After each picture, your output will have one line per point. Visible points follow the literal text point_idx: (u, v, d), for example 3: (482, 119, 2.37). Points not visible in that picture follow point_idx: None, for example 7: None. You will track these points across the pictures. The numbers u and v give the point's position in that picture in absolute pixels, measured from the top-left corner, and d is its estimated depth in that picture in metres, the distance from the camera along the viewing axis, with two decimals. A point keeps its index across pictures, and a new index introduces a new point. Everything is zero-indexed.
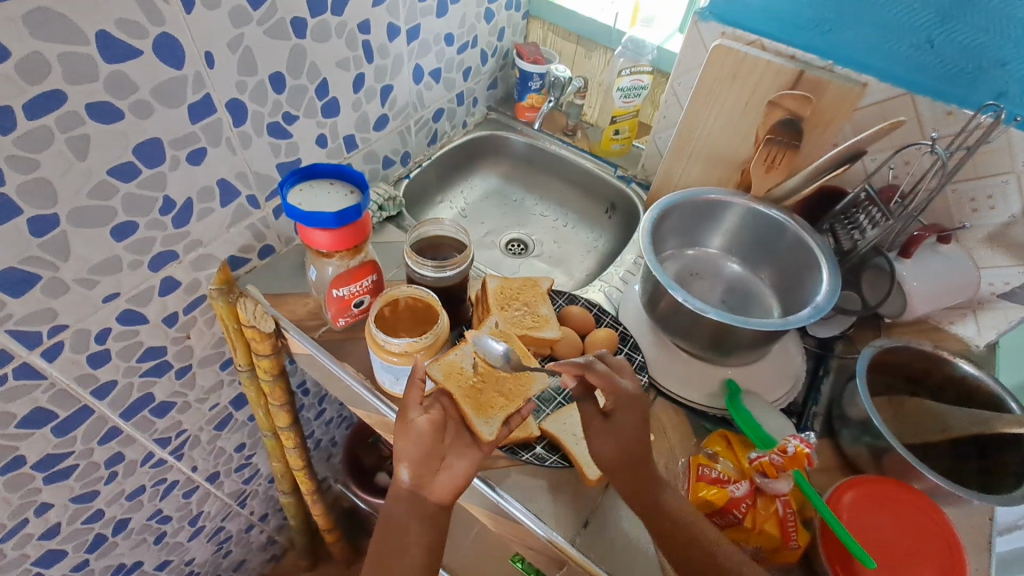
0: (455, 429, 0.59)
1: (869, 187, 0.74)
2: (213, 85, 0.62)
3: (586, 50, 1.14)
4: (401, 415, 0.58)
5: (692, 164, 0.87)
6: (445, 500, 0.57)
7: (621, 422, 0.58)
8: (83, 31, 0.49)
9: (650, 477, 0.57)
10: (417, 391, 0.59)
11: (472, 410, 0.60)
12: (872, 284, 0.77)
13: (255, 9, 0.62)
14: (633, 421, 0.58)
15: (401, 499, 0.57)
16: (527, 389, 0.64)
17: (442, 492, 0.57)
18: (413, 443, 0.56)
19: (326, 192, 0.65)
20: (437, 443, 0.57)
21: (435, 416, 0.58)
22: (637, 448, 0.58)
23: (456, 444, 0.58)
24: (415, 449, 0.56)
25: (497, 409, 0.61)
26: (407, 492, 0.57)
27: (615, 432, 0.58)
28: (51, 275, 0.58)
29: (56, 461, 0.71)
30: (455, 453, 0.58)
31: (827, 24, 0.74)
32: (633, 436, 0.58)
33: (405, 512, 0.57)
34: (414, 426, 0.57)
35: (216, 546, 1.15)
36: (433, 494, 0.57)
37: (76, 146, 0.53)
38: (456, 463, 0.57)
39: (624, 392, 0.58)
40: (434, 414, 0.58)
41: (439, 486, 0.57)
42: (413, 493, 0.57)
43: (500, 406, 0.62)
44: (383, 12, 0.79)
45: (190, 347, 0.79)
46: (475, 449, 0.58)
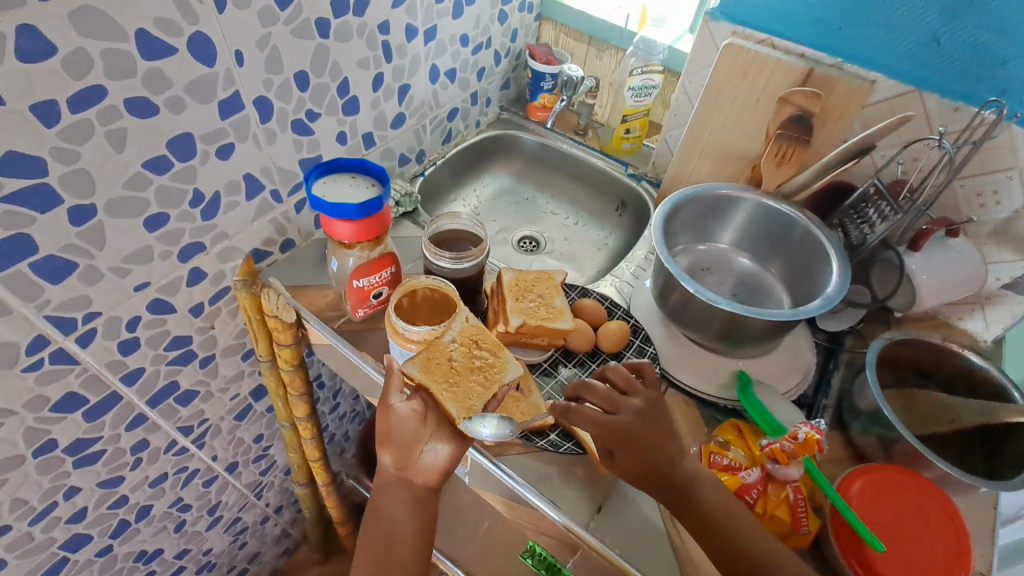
0: (436, 415, 0.61)
1: (878, 181, 0.75)
2: (241, 83, 0.65)
3: (598, 51, 1.16)
4: (382, 403, 0.61)
5: (703, 161, 0.89)
6: (431, 481, 0.60)
7: (621, 463, 0.57)
8: (124, 29, 0.52)
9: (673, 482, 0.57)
10: (398, 378, 0.62)
11: (450, 403, 0.60)
12: (881, 278, 0.77)
13: (282, 9, 0.65)
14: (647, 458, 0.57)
15: (391, 483, 0.61)
16: (502, 375, 0.64)
17: (426, 474, 0.60)
18: (397, 428, 0.59)
19: (348, 185, 0.67)
20: (421, 428, 0.60)
21: (417, 405, 0.61)
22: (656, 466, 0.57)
23: (437, 431, 0.61)
24: (403, 434, 0.60)
25: (473, 398, 0.61)
26: (393, 475, 0.61)
27: (625, 462, 0.57)
28: (87, 263, 0.60)
29: (86, 446, 0.73)
30: (437, 437, 0.60)
31: (835, 22, 0.76)
32: (642, 460, 0.57)
33: (392, 492, 0.61)
34: (396, 413, 0.60)
35: (232, 537, 1.18)
36: (417, 475, 0.60)
37: (114, 139, 0.56)
38: (438, 447, 0.60)
39: (614, 427, 0.57)
40: (416, 403, 0.61)
41: (422, 469, 0.60)
42: (399, 476, 0.60)
43: (477, 395, 0.61)
44: (401, 13, 0.81)
45: (214, 337, 0.81)
46: (456, 437, 0.61)
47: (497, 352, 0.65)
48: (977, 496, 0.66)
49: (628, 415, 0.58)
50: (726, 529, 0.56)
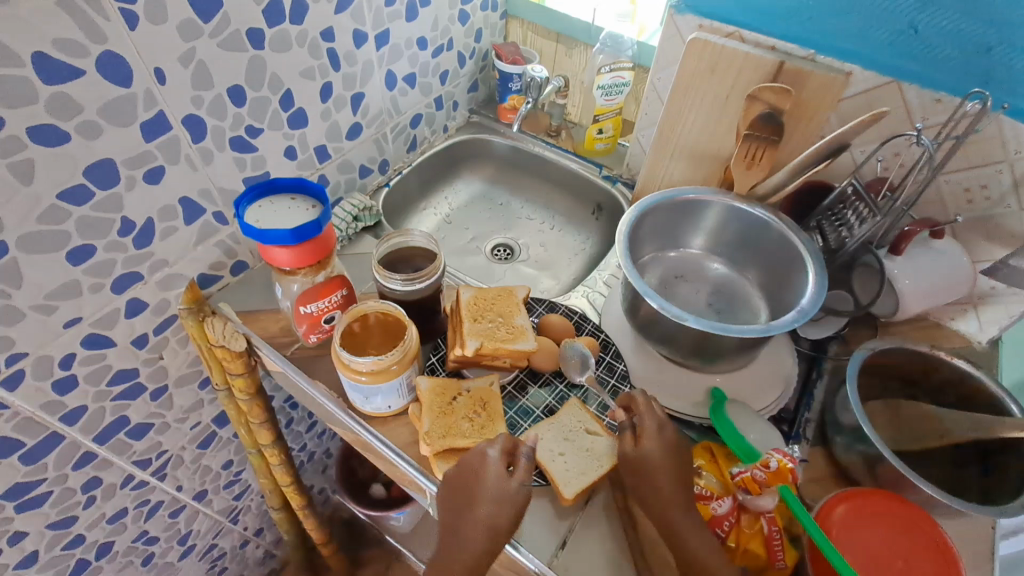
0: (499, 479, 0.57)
1: (855, 181, 0.69)
2: (166, 102, 0.60)
3: (567, 49, 1.10)
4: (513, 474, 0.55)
5: (675, 163, 0.84)
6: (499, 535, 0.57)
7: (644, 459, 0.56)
8: (17, 52, 0.48)
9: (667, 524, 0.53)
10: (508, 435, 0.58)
11: (429, 419, 0.63)
12: (863, 283, 0.73)
13: (206, 21, 0.60)
14: (647, 495, 0.54)
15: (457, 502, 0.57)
16: (484, 440, 0.62)
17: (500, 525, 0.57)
18: (472, 463, 0.57)
19: (286, 208, 0.63)
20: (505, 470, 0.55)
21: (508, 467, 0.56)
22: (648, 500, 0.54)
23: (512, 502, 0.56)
24: (476, 494, 0.55)
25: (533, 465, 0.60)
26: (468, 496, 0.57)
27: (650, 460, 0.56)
28: (4, 303, 0.56)
29: (28, 489, 0.70)
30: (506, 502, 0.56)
31: (806, 12, 0.71)
32: (655, 479, 0.54)
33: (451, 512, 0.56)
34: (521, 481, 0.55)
35: (209, 564, 1.14)
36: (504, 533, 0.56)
37: (19, 171, 0.52)
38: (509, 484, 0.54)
39: (649, 429, 0.57)
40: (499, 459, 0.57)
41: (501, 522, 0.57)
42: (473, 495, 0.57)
43: (454, 433, 0.62)
44: (347, 18, 0.77)
45: (164, 368, 0.77)
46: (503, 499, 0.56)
47: (494, 420, 0.64)
48: (969, 517, 0.62)
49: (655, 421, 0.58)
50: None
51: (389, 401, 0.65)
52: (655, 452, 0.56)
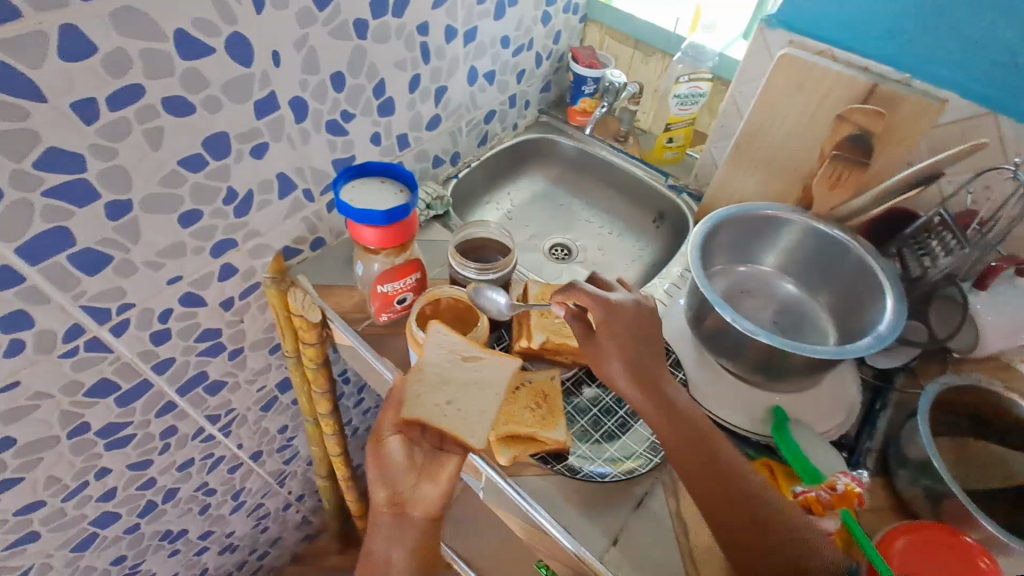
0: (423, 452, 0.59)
1: (944, 211, 0.70)
2: (278, 83, 0.65)
3: (643, 55, 1.10)
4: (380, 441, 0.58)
5: (750, 176, 0.84)
6: (431, 512, 0.58)
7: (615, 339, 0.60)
8: (163, 29, 0.52)
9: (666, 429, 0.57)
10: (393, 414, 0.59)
11: (494, 405, 0.66)
12: (942, 317, 0.71)
13: (321, 10, 0.64)
14: (624, 369, 0.59)
15: (383, 524, 0.57)
16: (545, 431, 0.64)
17: (426, 505, 0.57)
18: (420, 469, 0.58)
19: (375, 190, 0.66)
20: (410, 461, 0.58)
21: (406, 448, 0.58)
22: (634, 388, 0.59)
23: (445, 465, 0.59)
24: (429, 493, 0.57)
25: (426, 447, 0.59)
26: (387, 514, 0.57)
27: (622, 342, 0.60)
28: (122, 256, 0.61)
29: (117, 430, 0.76)
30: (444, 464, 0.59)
31: (904, 35, 0.69)
32: (633, 364, 0.59)
33: (390, 543, 0.56)
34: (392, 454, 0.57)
35: (255, 521, 1.21)
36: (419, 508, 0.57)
37: (151, 137, 0.56)
38: (433, 479, 0.58)
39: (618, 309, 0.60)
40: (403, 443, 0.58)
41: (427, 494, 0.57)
42: (393, 512, 0.57)
43: (517, 421, 0.64)
44: (441, 14, 0.80)
45: (243, 331, 0.83)
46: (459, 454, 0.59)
47: (553, 413, 0.66)
48: None
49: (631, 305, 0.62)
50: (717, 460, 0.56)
51: None
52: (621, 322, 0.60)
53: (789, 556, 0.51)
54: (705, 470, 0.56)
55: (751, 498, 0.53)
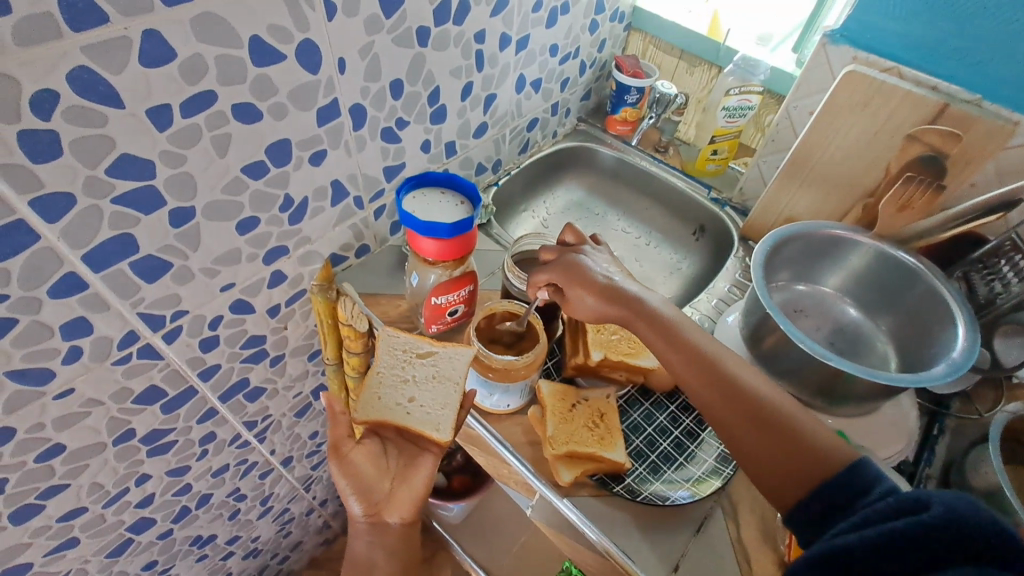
0: (393, 451, 0.73)
1: (1016, 234, 0.67)
2: (341, 90, 0.63)
3: (688, 66, 1.09)
4: (337, 451, 0.71)
5: (804, 194, 0.83)
6: (403, 515, 0.71)
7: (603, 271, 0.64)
8: (239, 35, 0.51)
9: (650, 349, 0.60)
10: (344, 427, 0.72)
11: (554, 423, 0.65)
12: (1009, 343, 0.68)
13: (388, 17, 0.63)
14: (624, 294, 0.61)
15: (362, 528, 0.71)
16: (606, 450, 0.63)
17: (399, 507, 0.71)
18: (362, 480, 0.70)
19: (436, 203, 0.65)
20: (380, 468, 0.71)
21: (369, 450, 0.72)
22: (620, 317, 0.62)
23: (415, 463, 0.71)
24: (401, 497, 0.71)
25: (391, 445, 0.73)
26: (365, 521, 0.71)
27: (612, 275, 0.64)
28: (181, 263, 0.60)
29: (160, 436, 0.75)
30: (413, 466, 0.71)
31: (979, 56, 0.68)
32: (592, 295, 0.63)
33: (374, 542, 0.72)
34: (351, 461, 0.70)
35: (279, 526, 1.19)
36: (390, 510, 0.71)
37: (219, 144, 0.55)
38: (405, 483, 0.70)
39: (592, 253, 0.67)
40: (368, 447, 0.72)
41: (394, 503, 0.71)
42: (371, 520, 0.71)
43: (579, 441, 0.63)
44: (498, 22, 0.79)
45: (286, 337, 0.81)
46: (425, 454, 0.71)
47: (612, 432, 0.65)
48: None
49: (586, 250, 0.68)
50: (732, 381, 0.55)
51: (509, 400, 0.67)
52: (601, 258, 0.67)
53: (791, 459, 0.50)
54: (723, 393, 0.55)
55: (746, 407, 0.53)
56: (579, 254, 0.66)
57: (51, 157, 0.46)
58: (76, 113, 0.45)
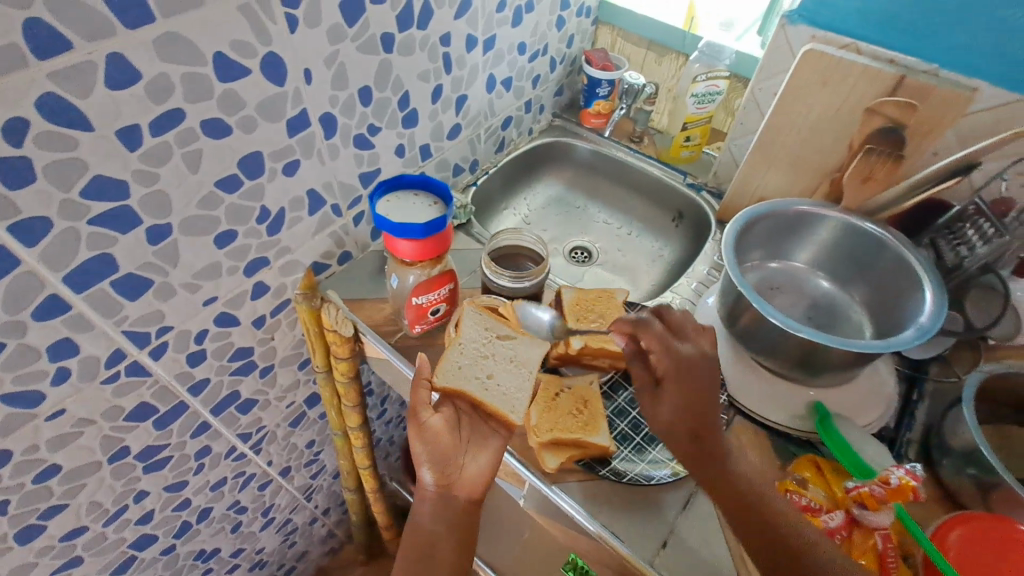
0: (468, 423, 0.62)
1: (978, 200, 0.69)
2: (310, 100, 0.65)
3: (657, 56, 1.11)
4: (413, 417, 0.60)
5: (774, 173, 0.84)
6: (473, 494, 0.60)
7: (671, 392, 0.59)
8: (203, 53, 0.52)
9: (707, 452, 0.57)
10: (427, 391, 0.61)
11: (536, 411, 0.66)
12: (979, 305, 0.71)
13: (351, 26, 0.64)
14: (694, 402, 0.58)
15: (430, 499, 0.59)
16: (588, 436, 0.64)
17: (469, 485, 0.60)
18: (438, 447, 0.59)
19: (411, 203, 0.66)
20: (456, 440, 0.60)
21: (446, 417, 0.61)
22: (697, 413, 0.58)
23: (485, 440, 0.62)
24: (472, 472, 0.60)
25: (464, 418, 0.62)
26: (434, 491, 0.59)
27: (670, 399, 0.59)
28: (161, 280, 0.61)
29: (155, 452, 0.76)
30: (480, 443, 0.61)
31: (935, 26, 0.69)
32: (686, 408, 0.58)
33: (437, 516, 0.58)
34: (428, 428, 0.59)
35: (283, 537, 1.20)
36: (460, 488, 0.59)
37: (190, 160, 0.57)
38: (477, 456, 0.61)
39: (681, 355, 0.60)
40: (444, 415, 0.61)
41: (467, 477, 0.60)
42: (440, 492, 0.59)
43: (560, 427, 0.65)
44: (463, 24, 0.80)
45: (274, 348, 0.82)
46: (496, 437, 0.62)
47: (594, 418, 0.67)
48: None
49: (689, 345, 0.61)
50: (771, 518, 0.53)
51: None
52: (706, 374, 0.59)
53: None
54: (752, 527, 0.53)
55: (785, 551, 0.52)
56: (666, 353, 0.60)
57: (25, 183, 0.47)
58: (47, 138, 0.47)
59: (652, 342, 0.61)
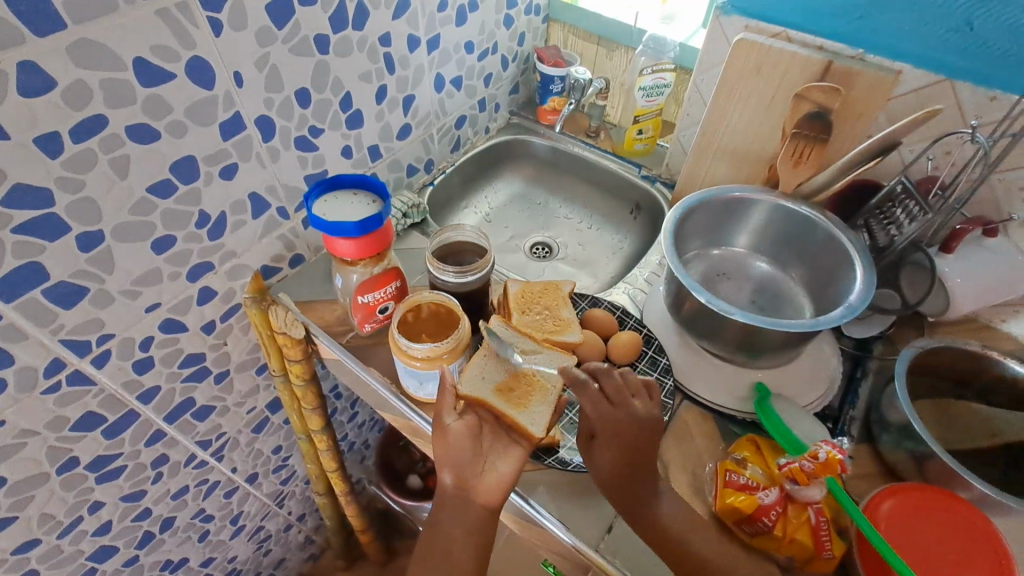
0: (491, 431, 0.61)
1: (905, 180, 0.71)
2: (243, 103, 0.65)
3: (607, 51, 1.12)
4: (437, 422, 0.60)
5: (718, 162, 0.85)
6: (492, 501, 0.58)
7: (608, 447, 0.58)
8: (122, 58, 0.53)
9: (637, 498, 0.57)
10: (451, 398, 0.61)
11: None
12: (912, 281, 0.73)
13: (280, 28, 0.65)
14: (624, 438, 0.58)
15: (449, 502, 0.58)
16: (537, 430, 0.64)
17: (489, 492, 0.58)
18: (456, 453, 0.58)
19: (349, 202, 0.67)
20: (479, 448, 0.59)
21: (470, 422, 0.60)
22: (628, 470, 0.57)
23: (503, 446, 0.60)
24: (489, 480, 0.58)
25: (487, 426, 0.61)
26: (453, 494, 0.58)
27: (603, 455, 0.58)
28: (97, 287, 0.61)
29: (107, 462, 0.75)
30: (500, 450, 0.60)
31: (858, 11, 0.71)
32: (618, 462, 0.57)
33: (455, 519, 0.58)
34: (451, 432, 0.59)
35: (256, 545, 1.20)
36: (479, 494, 0.58)
37: (118, 166, 0.57)
38: (498, 464, 0.59)
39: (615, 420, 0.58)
40: (469, 420, 0.60)
41: (486, 484, 0.58)
42: (459, 495, 0.58)
43: None
44: (402, 24, 0.81)
45: (227, 353, 0.82)
46: (516, 447, 0.60)
47: None
48: None
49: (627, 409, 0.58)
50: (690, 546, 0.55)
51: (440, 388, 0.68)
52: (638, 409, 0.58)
53: None
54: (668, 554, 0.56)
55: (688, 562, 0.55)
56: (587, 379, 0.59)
57: None
58: None
59: (591, 402, 0.59)
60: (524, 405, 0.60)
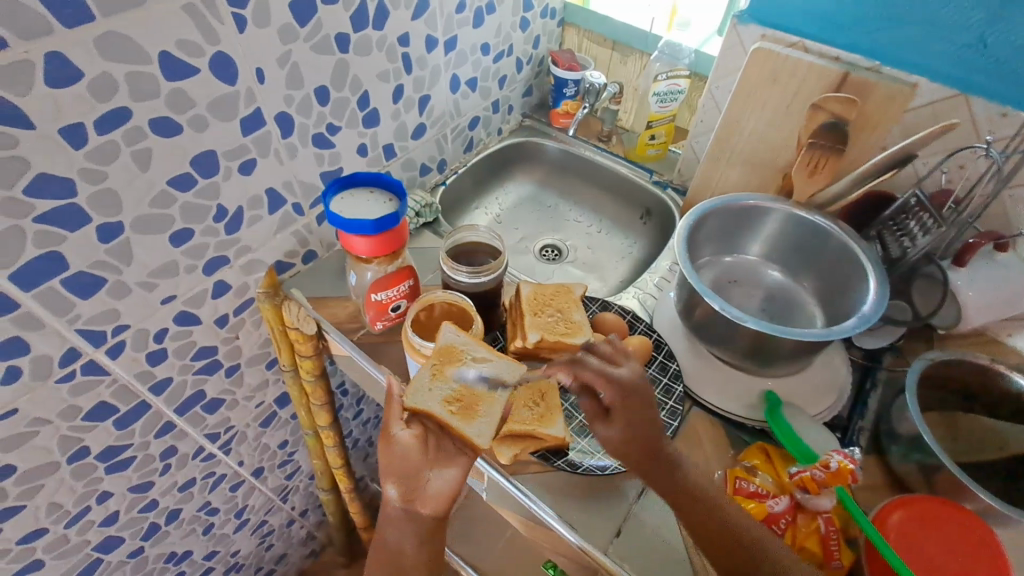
0: (439, 439, 0.58)
1: (919, 192, 0.71)
2: (263, 100, 0.65)
3: (621, 56, 1.13)
4: (384, 432, 0.57)
5: (732, 169, 0.85)
6: (438, 510, 0.56)
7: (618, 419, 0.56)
8: (147, 52, 0.53)
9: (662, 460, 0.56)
10: (399, 407, 0.58)
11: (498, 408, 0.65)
12: (924, 295, 0.74)
13: (302, 26, 0.65)
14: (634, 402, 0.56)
15: (396, 519, 0.56)
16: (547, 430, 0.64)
17: (433, 502, 0.56)
18: (400, 465, 0.55)
19: (366, 199, 0.68)
20: (424, 459, 0.56)
21: (417, 432, 0.57)
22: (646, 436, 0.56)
23: (448, 453, 0.57)
24: (436, 490, 0.56)
25: (434, 435, 0.58)
26: (399, 510, 0.56)
27: (617, 422, 0.56)
28: (115, 278, 0.62)
29: (117, 452, 0.76)
30: (445, 459, 0.57)
31: (874, 24, 0.72)
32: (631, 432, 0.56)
33: (400, 534, 0.56)
34: (397, 444, 0.56)
35: (259, 539, 1.20)
36: (426, 505, 0.56)
37: (140, 159, 0.57)
38: (444, 473, 0.56)
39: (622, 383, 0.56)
40: (416, 430, 0.57)
41: (431, 494, 0.56)
42: (405, 509, 0.56)
43: (523, 423, 0.64)
44: (421, 25, 0.81)
45: (239, 347, 0.83)
46: (463, 454, 0.57)
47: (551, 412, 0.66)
48: None
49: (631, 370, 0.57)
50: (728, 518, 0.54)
51: None
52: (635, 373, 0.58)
53: None
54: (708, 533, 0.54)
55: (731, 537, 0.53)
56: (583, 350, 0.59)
57: None
58: None
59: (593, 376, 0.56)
60: (471, 416, 0.57)
